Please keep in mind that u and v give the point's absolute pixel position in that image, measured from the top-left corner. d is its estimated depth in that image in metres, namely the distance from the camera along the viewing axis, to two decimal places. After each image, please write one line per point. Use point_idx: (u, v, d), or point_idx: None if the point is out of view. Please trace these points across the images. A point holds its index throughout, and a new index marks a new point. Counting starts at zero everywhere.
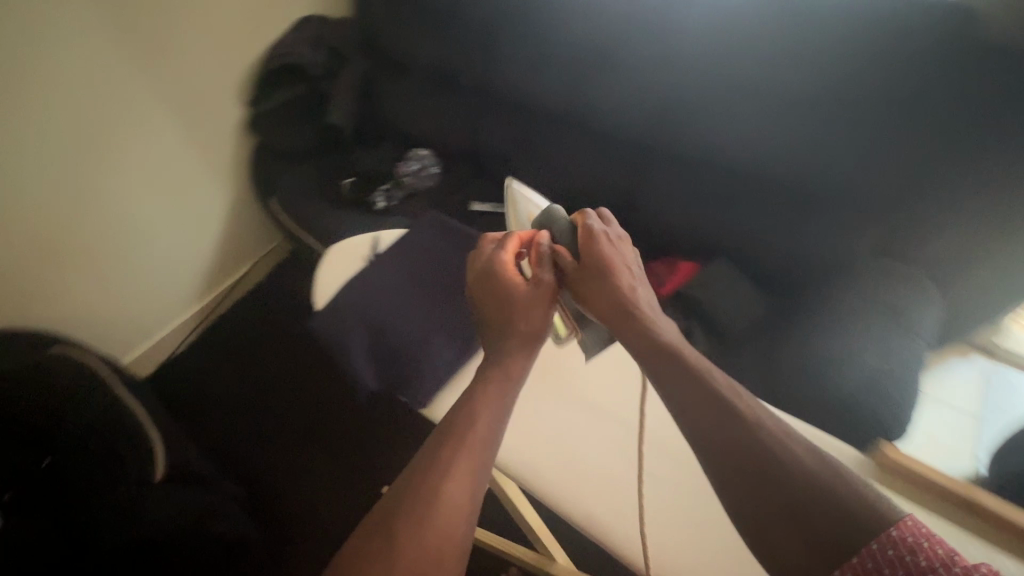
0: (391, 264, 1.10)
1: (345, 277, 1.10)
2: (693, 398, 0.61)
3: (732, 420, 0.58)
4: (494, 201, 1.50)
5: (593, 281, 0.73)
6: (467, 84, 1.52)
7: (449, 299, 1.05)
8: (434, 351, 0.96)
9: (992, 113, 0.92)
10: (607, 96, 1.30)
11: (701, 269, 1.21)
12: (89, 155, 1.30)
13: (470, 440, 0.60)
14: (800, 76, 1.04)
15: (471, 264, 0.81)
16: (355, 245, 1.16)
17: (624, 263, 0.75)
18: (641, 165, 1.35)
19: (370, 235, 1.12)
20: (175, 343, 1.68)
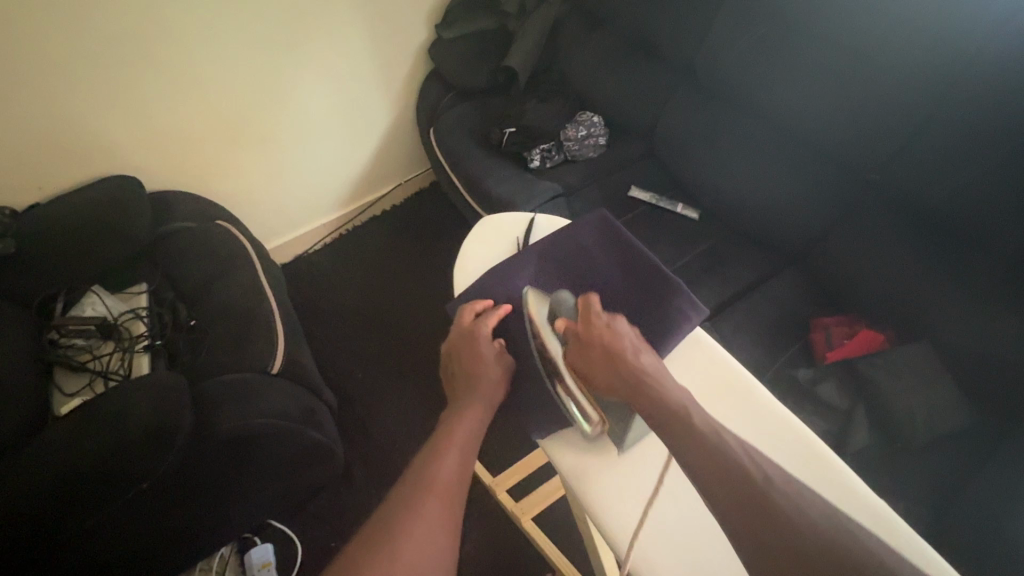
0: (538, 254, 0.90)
1: (492, 256, 0.96)
2: (689, 449, 0.54)
3: (728, 464, 0.52)
4: (656, 192, 1.35)
5: (587, 352, 0.66)
6: (664, 54, 1.36)
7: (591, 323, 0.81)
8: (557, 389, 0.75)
9: None
10: (827, 107, 1.08)
11: (889, 345, 1.00)
12: (280, 52, 1.39)
13: (439, 485, 0.58)
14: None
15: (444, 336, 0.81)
16: (506, 222, 1.00)
17: (626, 336, 0.67)
18: (852, 200, 1.11)
19: (533, 217, 0.97)
20: (311, 241, 1.79)
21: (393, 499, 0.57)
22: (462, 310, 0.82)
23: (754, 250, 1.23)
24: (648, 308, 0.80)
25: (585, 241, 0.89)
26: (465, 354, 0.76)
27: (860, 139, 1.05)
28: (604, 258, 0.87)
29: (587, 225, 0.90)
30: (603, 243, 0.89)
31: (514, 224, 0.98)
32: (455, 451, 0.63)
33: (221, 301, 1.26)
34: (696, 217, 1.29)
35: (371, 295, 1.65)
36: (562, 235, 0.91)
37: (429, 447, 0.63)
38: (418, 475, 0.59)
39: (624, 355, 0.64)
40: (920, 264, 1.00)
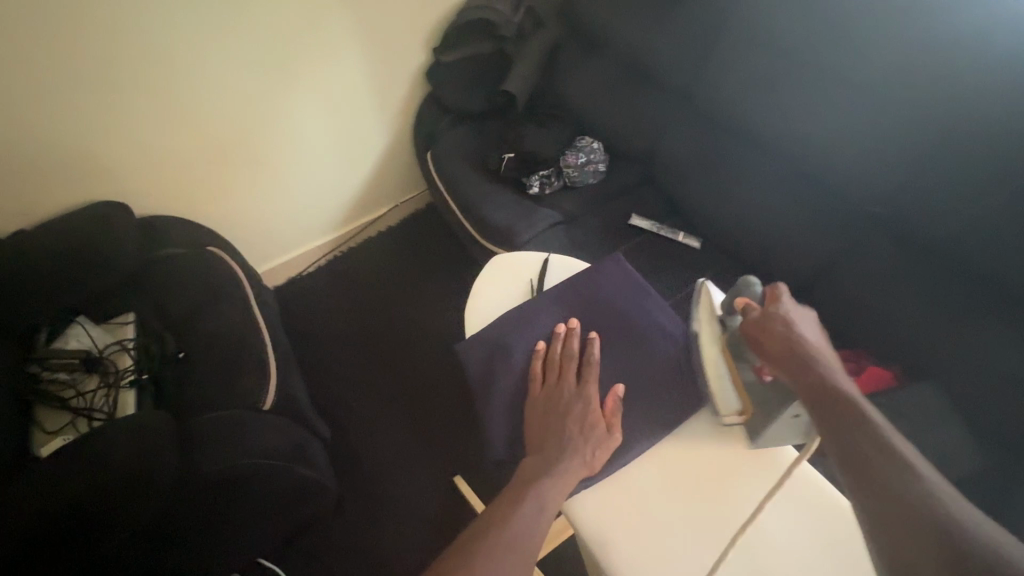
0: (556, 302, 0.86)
1: (504, 297, 0.95)
2: (841, 428, 0.53)
3: (886, 462, 0.49)
4: (658, 220, 1.34)
5: (763, 324, 0.64)
6: (664, 81, 1.35)
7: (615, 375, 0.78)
8: None
9: None
10: (828, 140, 1.08)
11: (897, 383, 0.98)
12: (279, 77, 1.38)
13: (503, 538, 0.61)
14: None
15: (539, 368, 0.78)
16: (519, 263, 0.99)
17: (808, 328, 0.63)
18: (857, 233, 1.10)
19: (546, 258, 0.96)
20: (305, 263, 1.75)
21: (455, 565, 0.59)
22: (559, 348, 0.79)
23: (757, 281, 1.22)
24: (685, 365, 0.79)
25: (606, 288, 0.87)
26: (560, 416, 0.72)
27: (865, 171, 1.04)
28: (633, 306, 0.84)
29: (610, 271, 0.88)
30: (629, 291, 0.86)
31: (526, 266, 0.97)
32: (520, 529, 0.63)
33: (213, 333, 1.22)
34: (697, 246, 1.28)
35: (368, 320, 1.61)
36: (582, 282, 0.88)
37: (500, 512, 0.64)
38: (484, 547, 0.61)
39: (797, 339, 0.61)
40: (926, 300, 1.00)
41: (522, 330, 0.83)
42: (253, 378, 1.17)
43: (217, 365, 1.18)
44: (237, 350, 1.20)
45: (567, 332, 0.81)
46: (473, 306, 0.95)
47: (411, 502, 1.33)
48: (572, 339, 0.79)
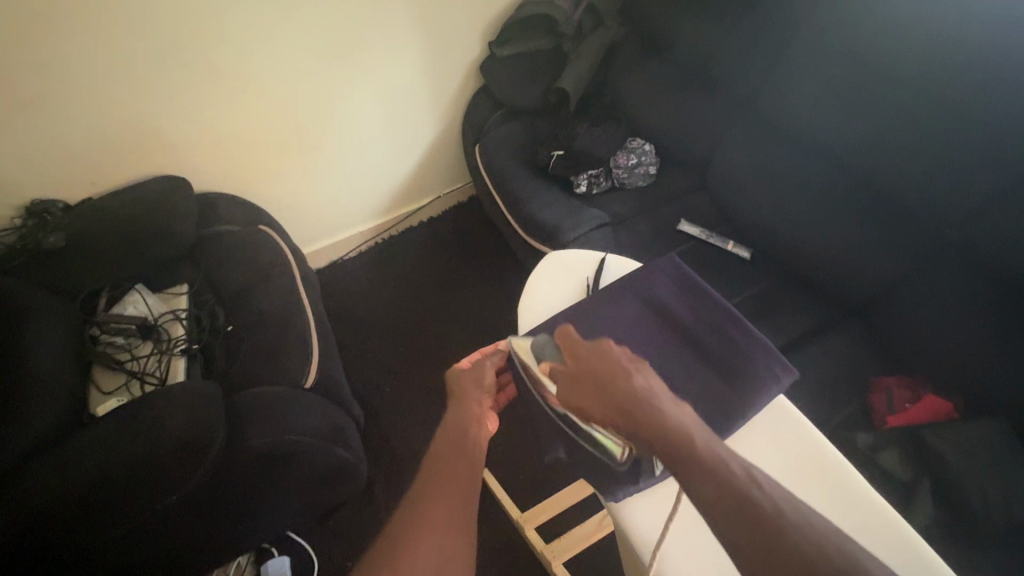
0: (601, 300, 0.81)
1: (557, 297, 0.89)
2: (665, 449, 0.53)
3: (723, 476, 0.49)
4: (708, 227, 1.31)
5: (575, 378, 0.64)
6: (724, 86, 1.32)
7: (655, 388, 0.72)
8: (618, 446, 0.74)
9: None
10: (896, 157, 1.03)
11: (957, 415, 0.93)
12: (335, 66, 1.40)
13: (439, 499, 0.58)
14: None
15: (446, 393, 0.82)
16: (575, 261, 0.92)
17: (627, 360, 0.63)
18: (925, 254, 1.04)
19: (599, 256, 0.92)
20: (347, 248, 1.78)
21: (403, 506, 0.58)
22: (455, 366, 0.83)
23: (810, 297, 1.17)
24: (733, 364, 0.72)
25: (658, 285, 0.81)
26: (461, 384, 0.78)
27: (937, 192, 0.99)
28: (675, 296, 0.80)
29: (655, 266, 0.83)
30: (681, 290, 0.80)
31: (583, 264, 0.91)
32: (458, 460, 0.63)
33: (261, 310, 1.25)
34: (748, 256, 1.24)
35: (406, 307, 1.63)
36: (631, 280, 0.82)
37: (438, 454, 0.64)
38: (431, 484, 0.60)
39: (615, 376, 0.61)
40: (996, 330, 0.94)
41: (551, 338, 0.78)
42: (295, 359, 1.20)
43: (264, 342, 1.21)
44: (284, 329, 1.23)
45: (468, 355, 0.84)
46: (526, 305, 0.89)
47: None
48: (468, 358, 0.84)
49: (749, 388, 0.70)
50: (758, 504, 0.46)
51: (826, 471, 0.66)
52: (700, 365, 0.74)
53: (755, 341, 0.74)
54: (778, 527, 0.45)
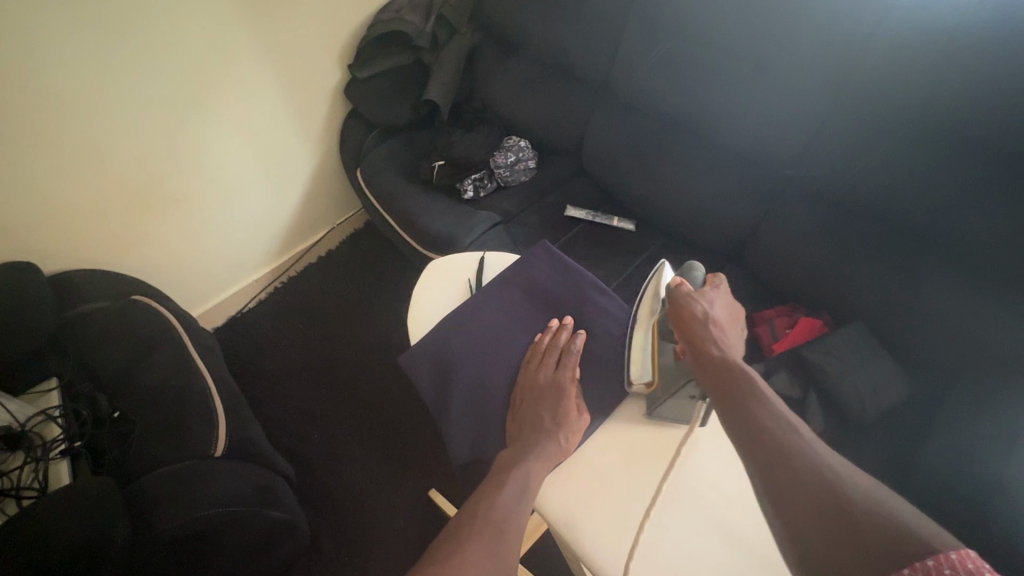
0: (485, 301, 0.84)
1: (442, 303, 0.90)
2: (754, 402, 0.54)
3: (781, 437, 0.52)
4: (592, 208, 1.38)
5: (688, 310, 0.64)
6: (579, 75, 1.40)
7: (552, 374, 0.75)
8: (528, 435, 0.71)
9: None
10: (735, 114, 1.14)
11: (825, 330, 1.05)
12: (188, 111, 1.31)
13: (505, 497, 0.60)
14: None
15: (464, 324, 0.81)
16: (453, 266, 0.95)
17: (712, 316, 0.63)
18: (774, 196, 1.17)
19: (478, 256, 0.95)
20: (243, 300, 1.68)
21: (462, 515, 0.59)
22: (478, 303, 0.83)
23: (691, 253, 1.28)
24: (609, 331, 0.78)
25: (534, 271, 0.86)
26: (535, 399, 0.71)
27: (770, 136, 1.11)
28: (551, 279, 0.84)
29: (529, 255, 0.88)
30: (556, 270, 0.85)
31: (463, 267, 0.94)
32: (526, 483, 0.62)
33: (152, 386, 1.15)
34: (633, 228, 1.32)
35: (319, 347, 1.57)
36: (510, 272, 0.86)
37: (510, 467, 0.63)
38: (494, 502, 0.60)
39: (691, 332, 0.62)
40: (841, 247, 1.07)
41: (444, 346, 0.80)
42: (201, 429, 1.11)
43: (163, 418, 1.11)
44: (183, 398, 1.14)
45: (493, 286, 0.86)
46: (415, 315, 0.90)
47: (388, 526, 1.29)
48: (502, 287, 0.85)
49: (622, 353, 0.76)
50: (820, 478, 0.49)
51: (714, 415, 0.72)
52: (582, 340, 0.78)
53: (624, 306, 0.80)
54: (822, 485, 0.48)
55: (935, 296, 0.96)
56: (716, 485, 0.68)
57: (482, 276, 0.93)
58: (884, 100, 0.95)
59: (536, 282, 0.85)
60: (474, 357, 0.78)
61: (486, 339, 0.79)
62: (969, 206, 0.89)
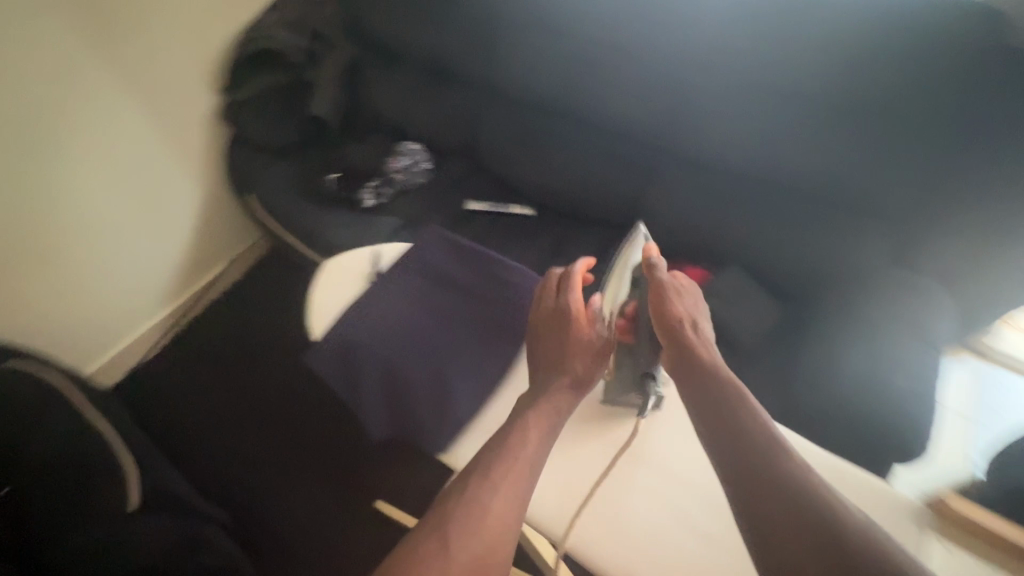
0: (382, 287, 0.86)
1: (343, 299, 0.90)
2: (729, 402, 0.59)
3: (753, 432, 0.56)
4: (491, 199, 1.43)
5: (670, 314, 0.70)
6: (457, 78, 1.44)
7: (455, 341, 0.79)
8: (439, 397, 0.74)
9: (991, 128, 0.89)
10: (600, 99, 1.22)
11: (708, 277, 1.16)
12: (43, 154, 1.19)
13: (517, 465, 0.59)
14: (841, 79, 0.98)
15: (361, 310, 0.82)
16: (349, 262, 0.95)
17: (697, 319, 0.71)
18: (648, 165, 1.26)
19: (372, 247, 0.95)
20: (142, 350, 1.56)
21: (460, 519, 0.55)
22: (374, 290, 0.85)
23: (588, 229, 1.37)
24: (502, 294, 0.83)
25: (426, 254, 0.89)
26: (552, 323, 0.72)
27: (635, 115, 1.19)
28: (441, 259, 0.88)
29: (421, 239, 0.91)
30: (446, 249, 0.89)
31: (359, 261, 0.94)
32: (530, 473, 0.60)
33: (41, 452, 1.02)
34: (532, 213, 1.40)
35: (236, 381, 1.51)
36: (403, 258, 0.89)
37: (511, 466, 0.59)
38: (489, 503, 0.56)
39: (679, 333, 0.68)
40: (710, 202, 1.20)
41: (342, 333, 0.80)
42: (109, 489, 1.02)
43: (62, 484, 1.01)
44: (84, 460, 1.03)
45: (387, 271, 0.88)
46: (316, 316, 0.89)
47: (340, 546, 1.26)
48: (397, 270, 0.87)
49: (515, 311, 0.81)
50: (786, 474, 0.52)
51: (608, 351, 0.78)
52: (478, 306, 0.83)
53: (513, 270, 0.85)
54: (783, 480, 0.52)
55: None
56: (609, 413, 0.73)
57: (382, 262, 0.93)
58: (722, 68, 1.08)
59: (428, 263, 0.88)
60: (376, 340, 0.79)
61: (389, 322, 0.81)
62: (805, 151, 1.05)
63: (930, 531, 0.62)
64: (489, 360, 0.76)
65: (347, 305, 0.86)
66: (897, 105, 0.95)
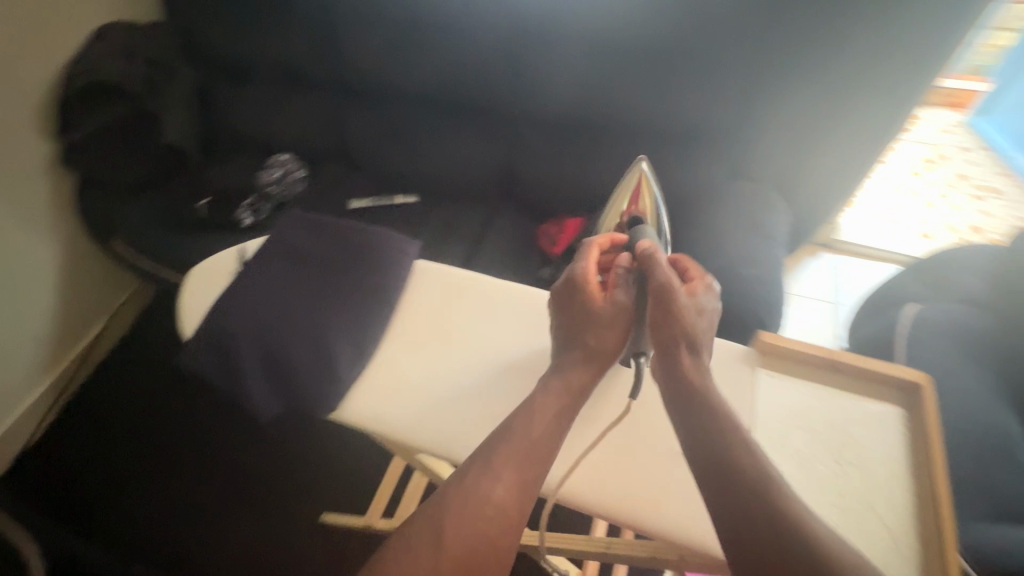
0: (249, 272, 0.81)
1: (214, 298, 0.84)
2: (708, 416, 0.57)
3: (733, 450, 0.54)
4: (373, 194, 1.45)
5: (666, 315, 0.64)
6: (314, 80, 1.43)
7: (333, 307, 0.79)
8: (325, 359, 0.73)
9: (776, 48, 1.06)
10: (456, 80, 1.28)
11: (586, 223, 1.27)
12: None
13: (523, 449, 0.57)
14: (655, 27, 1.08)
15: (228, 297, 0.78)
16: (218, 264, 0.89)
17: (698, 330, 0.64)
18: (511, 134, 1.33)
19: (238, 245, 0.91)
20: (29, 430, 1.42)
21: (457, 510, 0.53)
22: (241, 274, 0.81)
23: (473, 204, 1.43)
24: (371, 256, 0.84)
25: (289, 234, 0.87)
26: (567, 292, 0.68)
27: (489, 89, 1.27)
28: (304, 235, 0.87)
29: (282, 221, 0.89)
30: (309, 226, 0.88)
31: (226, 260, 0.89)
32: (540, 460, 0.57)
33: None
34: (417, 200, 1.44)
35: (144, 435, 1.41)
36: (265, 242, 0.86)
37: (517, 452, 0.57)
38: (491, 490, 0.54)
39: (672, 342, 0.63)
40: (574, 157, 1.28)
41: (213, 323, 0.75)
42: None
43: None
44: None
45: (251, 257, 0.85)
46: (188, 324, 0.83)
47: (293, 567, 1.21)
48: (262, 253, 0.84)
49: (388, 267, 0.83)
50: (763, 492, 0.51)
51: (482, 285, 0.82)
52: (350, 270, 0.83)
53: (379, 234, 0.87)
54: (761, 499, 0.51)
55: (645, 169, 1.23)
56: (493, 338, 0.76)
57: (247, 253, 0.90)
58: (553, 33, 1.15)
59: (292, 240, 0.86)
60: (250, 321, 0.75)
61: (263, 302, 0.78)
62: (643, 95, 1.17)
63: (760, 370, 0.73)
64: (369, 316, 0.77)
65: (216, 298, 0.82)
66: (704, 42, 1.08)
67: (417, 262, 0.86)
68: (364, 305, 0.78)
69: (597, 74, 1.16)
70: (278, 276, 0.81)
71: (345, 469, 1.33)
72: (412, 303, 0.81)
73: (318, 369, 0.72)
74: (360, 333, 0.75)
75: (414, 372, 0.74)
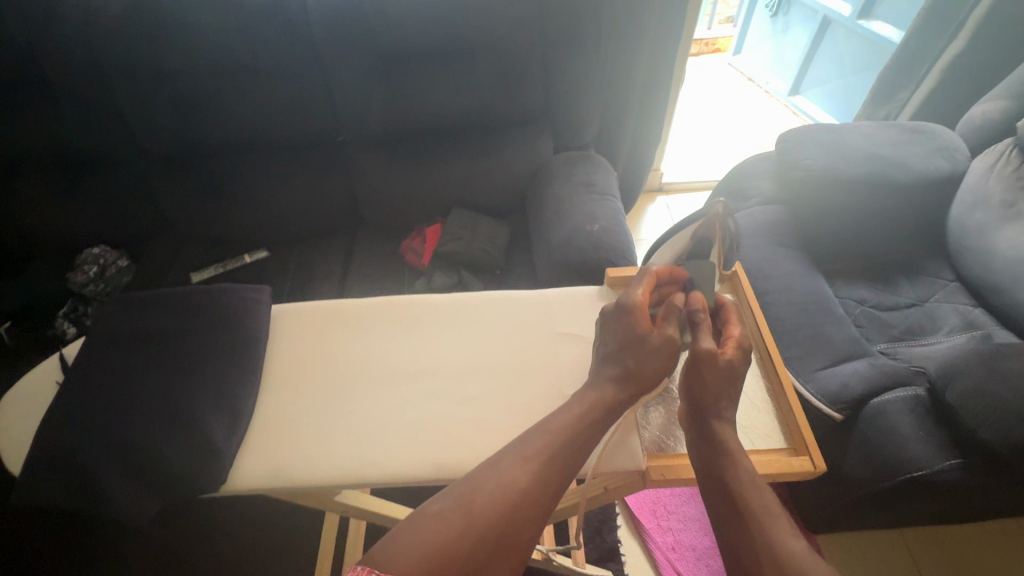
0: (77, 376, 0.73)
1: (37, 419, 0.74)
2: (723, 452, 0.57)
3: (742, 480, 0.55)
4: (216, 262, 1.34)
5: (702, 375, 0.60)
6: (110, 156, 1.27)
7: (188, 381, 0.73)
8: (193, 437, 0.67)
9: (569, 33, 1.18)
10: (273, 123, 1.23)
11: (444, 228, 1.30)
12: None
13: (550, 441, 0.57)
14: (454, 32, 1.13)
15: (59, 409, 0.70)
16: (35, 379, 0.79)
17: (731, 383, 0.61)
18: (345, 162, 1.32)
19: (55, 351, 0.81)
20: None
21: (490, 497, 0.52)
22: (69, 380, 0.72)
23: (327, 242, 1.40)
24: (216, 315, 0.79)
25: (115, 321, 0.79)
26: (618, 313, 0.65)
27: (310, 124, 1.25)
28: (135, 317, 0.79)
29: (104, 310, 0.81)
30: (139, 306, 0.81)
31: (45, 371, 0.79)
32: (573, 459, 0.57)
33: None
34: (266, 254, 1.37)
35: None
36: (89, 338, 0.77)
37: (544, 452, 0.56)
38: (517, 477, 0.54)
39: (703, 401, 0.61)
40: (415, 167, 1.30)
41: (49, 443, 0.66)
42: None
43: None
44: None
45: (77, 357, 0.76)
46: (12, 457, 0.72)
47: None
48: (88, 350, 0.76)
49: (238, 322, 0.79)
50: (761, 521, 0.52)
51: (349, 308, 0.82)
52: (198, 337, 0.77)
53: (221, 291, 0.82)
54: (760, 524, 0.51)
55: (487, 163, 1.30)
56: (375, 353, 0.77)
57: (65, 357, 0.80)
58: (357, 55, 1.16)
59: (121, 326, 0.79)
60: (92, 427, 0.68)
61: (104, 402, 0.70)
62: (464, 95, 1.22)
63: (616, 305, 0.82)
64: (232, 377, 0.73)
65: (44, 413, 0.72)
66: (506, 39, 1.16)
67: (273, 307, 0.83)
68: (224, 368, 0.74)
69: (412, 85, 1.19)
70: (114, 369, 0.73)
71: (273, 552, 1.21)
72: (277, 350, 0.78)
73: (191, 449, 0.66)
74: (228, 399, 0.71)
75: (304, 415, 0.71)
